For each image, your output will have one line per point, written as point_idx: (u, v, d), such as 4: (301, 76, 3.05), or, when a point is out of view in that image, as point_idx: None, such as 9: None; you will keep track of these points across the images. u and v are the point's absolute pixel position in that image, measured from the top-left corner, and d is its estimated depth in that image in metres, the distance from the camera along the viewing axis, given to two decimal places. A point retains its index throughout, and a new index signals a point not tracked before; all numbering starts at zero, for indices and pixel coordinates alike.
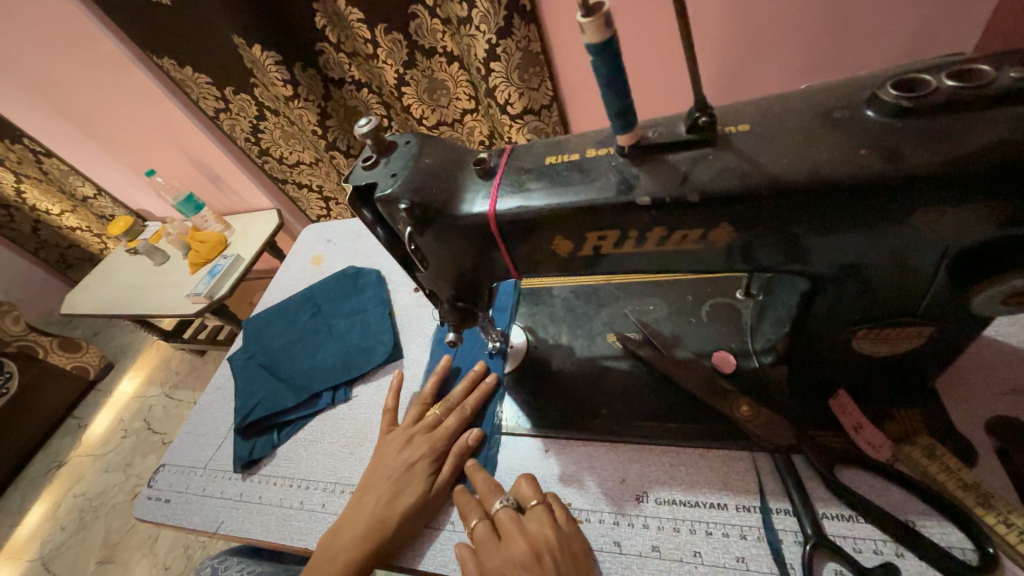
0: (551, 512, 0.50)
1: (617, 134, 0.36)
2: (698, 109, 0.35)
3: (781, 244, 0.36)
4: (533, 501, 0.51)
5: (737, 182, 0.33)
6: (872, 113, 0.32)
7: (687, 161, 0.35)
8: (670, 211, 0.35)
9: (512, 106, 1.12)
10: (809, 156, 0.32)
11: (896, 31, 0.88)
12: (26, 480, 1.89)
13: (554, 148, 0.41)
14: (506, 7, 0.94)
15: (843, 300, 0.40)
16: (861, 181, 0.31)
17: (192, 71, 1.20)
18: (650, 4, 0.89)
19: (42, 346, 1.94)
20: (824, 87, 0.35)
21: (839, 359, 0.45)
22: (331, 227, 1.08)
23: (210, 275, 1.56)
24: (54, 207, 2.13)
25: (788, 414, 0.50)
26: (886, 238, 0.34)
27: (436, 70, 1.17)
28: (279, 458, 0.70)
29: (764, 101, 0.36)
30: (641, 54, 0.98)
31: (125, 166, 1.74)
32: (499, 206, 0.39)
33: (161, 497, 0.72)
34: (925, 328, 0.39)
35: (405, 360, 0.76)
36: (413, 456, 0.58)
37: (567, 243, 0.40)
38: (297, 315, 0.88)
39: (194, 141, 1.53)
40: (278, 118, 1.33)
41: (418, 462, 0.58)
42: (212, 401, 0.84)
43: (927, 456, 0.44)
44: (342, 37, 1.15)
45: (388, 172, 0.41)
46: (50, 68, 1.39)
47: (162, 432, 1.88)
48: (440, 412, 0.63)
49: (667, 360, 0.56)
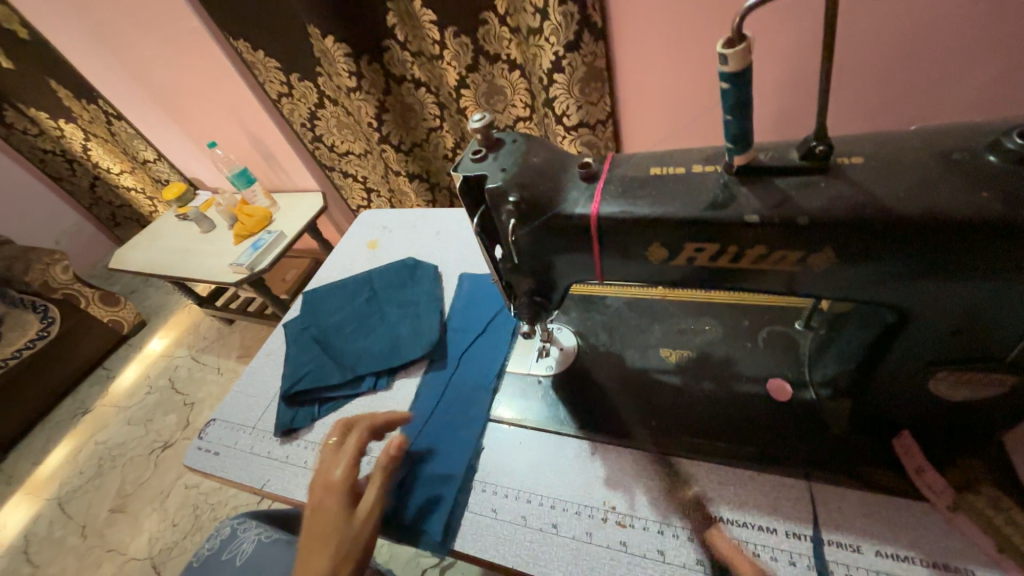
0: (712, 546, 0.49)
1: (730, 153, 0.37)
2: (815, 137, 0.36)
3: (872, 274, 0.37)
4: (694, 535, 0.50)
5: (848, 210, 0.35)
6: (994, 158, 0.33)
7: (796, 185, 0.36)
8: (774, 231, 0.37)
9: (569, 118, 1.14)
10: (921, 192, 0.33)
11: (972, 84, 0.88)
12: (52, 422, 1.98)
13: (658, 160, 0.43)
14: (578, 22, 0.96)
15: (926, 339, 0.40)
16: (976, 222, 0.32)
17: (264, 55, 1.27)
18: (774, 32, 0.88)
19: (85, 297, 2.04)
20: (938, 131, 0.36)
21: (906, 397, 0.46)
22: (387, 214, 1.12)
23: (254, 248, 1.64)
24: (114, 166, 2.27)
25: (844, 448, 0.50)
26: (981, 286, 0.35)
27: (497, 76, 1.21)
28: (318, 430, 0.73)
29: (875, 138, 0.38)
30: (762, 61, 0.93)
31: (188, 136, 1.84)
32: (602, 209, 0.41)
33: (210, 449, 0.76)
34: (1007, 378, 0.40)
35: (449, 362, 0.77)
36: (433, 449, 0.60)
37: (663, 250, 0.42)
38: (355, 294, 0.91)
39: (255, 119, 1.59)
40: (335, 108, 1.38)
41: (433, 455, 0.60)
42: (262, 365, 0.87)
43: (992, 507, 0.44)
44: (410, 36, 1.20)
45: (498, 166, 0.44)
46: (137, 37, 1.48)
47: (185, 393, 1.95)
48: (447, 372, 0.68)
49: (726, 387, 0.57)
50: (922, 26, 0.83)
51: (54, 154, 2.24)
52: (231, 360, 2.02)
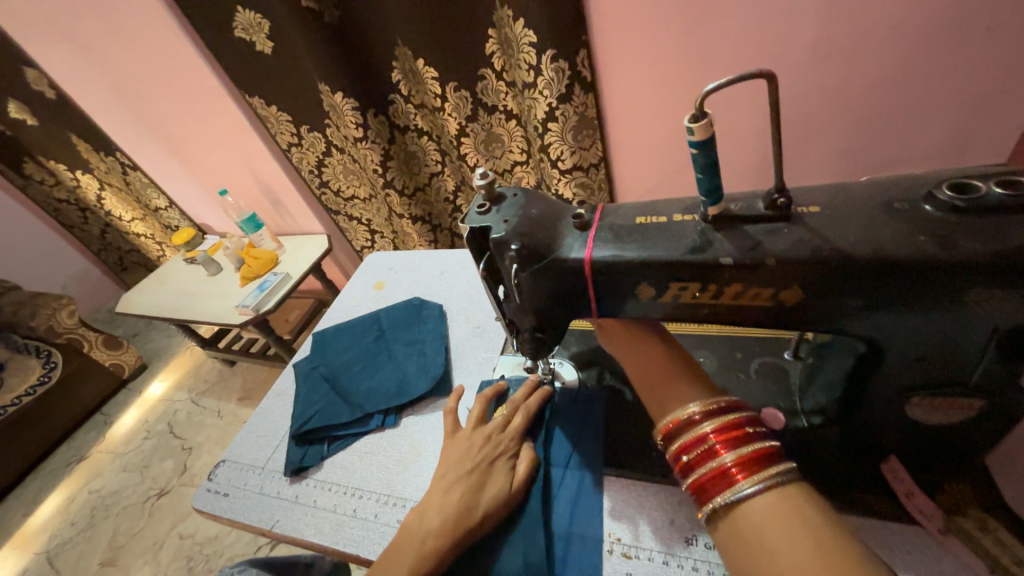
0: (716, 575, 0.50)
1: (705, 204, 0.42)
2: (777, 191, 0.41)
3: (841, 309, 0.41)
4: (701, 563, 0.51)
5: (808, 253, 0.39)
6: (929, 208, 0.38)
7: (763, 232, 0.41)
8: (748, 272, 0.41)
9: (563, 162, 1.21)
10: (871, 238, 0.38)
11: (932, 126, 0.98)
12: (46, 471, 1.95)
13: (643, 210, 0.48)
14: (568, 77, 1.05)
15: (897, 366, 0.44)
16: (918, 263, 0.36)
17: (278, 110, 1.37)
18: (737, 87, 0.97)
19: (89, 341, 2.07)
20: (883, 182, 0.42)
21: (889, 423, 0.48)
22: (392, 257, 1.18)
23: (260, 290, 1.69)
24: (126, 214, 2.36)
25: (838, 475, 0.53)
26: (934, 314, 0.39)
27: (495, 125, 1.31)
28: (327, 467, 0.75)
29: (831, 188, 0.43)
30: (732, 108, 1.01)
31: (200, 184, 1.93)
32: (595, 254, 0.46)
33: (219, 491, 0.77)
34: (975, 402, 0.42)
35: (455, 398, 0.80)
36: (492, 456, 0.61)
37: (650, 290, 0.46)
38: (362, 334, 0.94)
39: (265, 167, 1.68)
40: (343, 155, 1.47)
41: (498, 460, 0.61)
42: (272, 405, 0.89)
43: (977, 527, 0.46)
44: (414, 91, 1.30)
45: (501, 218, 0.49)
46: (158, 96, 1.60)
47: (183, 438, 1.93)
48: (507, 412, 0.67)
49: None
50: (879, 77, 0.93)
51: (69, 203, 2.33)
52: (232, 403, 2.02)
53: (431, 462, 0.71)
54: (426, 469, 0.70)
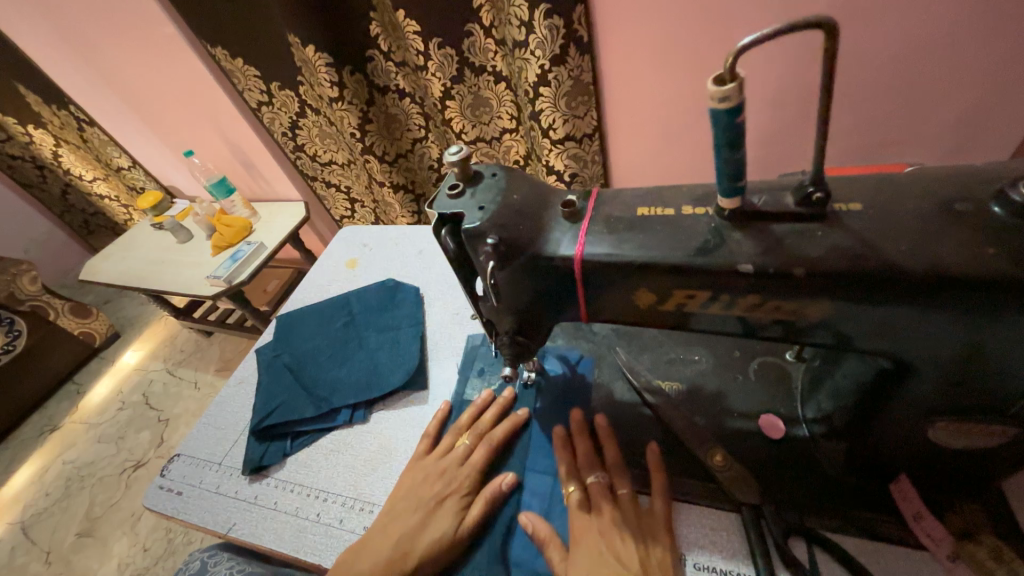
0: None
1: (721, 196, 0.35)
2: (812, 184, 0.34)
3: (876, 325, 0.35)
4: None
5: (845, 262, 0.33)
6: (998, 210, 0.31)
7: (793, 233, 0.35)
8: (771, 281, 0.35)
9: (555, 131, 1.09)
10: (923, 247, 0.32)
11: (951, 105, 0.90)
12: (17, 441, 1.88)
13: (645, 199, 0.41)
14: (563, 36, 0.93)
15: (927, 387, 0.38)
16: (977, 280, 0.30)
17: (242, 63, 1.22)
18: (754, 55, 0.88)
19: (54, 309, 1.94)
20: (938, 175, 0.35)
21: (906, 443, 0.44)
22: (366, 232, 1.09)
23: (232, 260, 1.58)
24: (87, 173, 2.18)
25: (843, 493, 0.48)
26: (986, 335, 0.33)
27: (483, 88, 1.19)
28: (289, 466, 0.69)
29: (874, 181, 0.36)
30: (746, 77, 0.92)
31: (164, 144, 1.77)
32: (586, 251, 0.39)
33: (173, 489, 0.71)
34: (1009, 429, 0.38)
35: (431, 392, 0.74)
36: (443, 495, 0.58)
37: (649, 295, 0.40)
38: (332, 319, 0.87)
39: (234, 127, 1.53)
40: (318, 118, 1.34)
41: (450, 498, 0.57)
42: (232, 394, 0.82)
43: (991, 558, 0.42)
44: (394, 47, 1.17)
45: (475, 204, 0.41)
46: (109, 42, 1.42)
47: (160, 409, 1.86)
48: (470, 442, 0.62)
49: (718, 430, 0.54)
50: (905, 50, 0.85)
51: (23, 159, 2.14)
52: (209, 374, 1.94)
53: (402, 463, 0.66)
54: (396, 471, 0.65)
